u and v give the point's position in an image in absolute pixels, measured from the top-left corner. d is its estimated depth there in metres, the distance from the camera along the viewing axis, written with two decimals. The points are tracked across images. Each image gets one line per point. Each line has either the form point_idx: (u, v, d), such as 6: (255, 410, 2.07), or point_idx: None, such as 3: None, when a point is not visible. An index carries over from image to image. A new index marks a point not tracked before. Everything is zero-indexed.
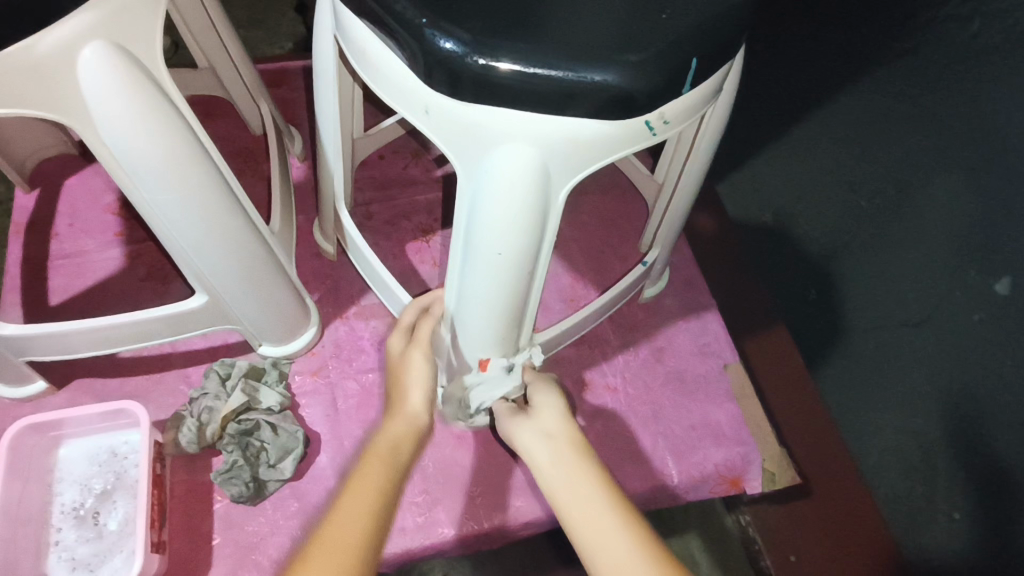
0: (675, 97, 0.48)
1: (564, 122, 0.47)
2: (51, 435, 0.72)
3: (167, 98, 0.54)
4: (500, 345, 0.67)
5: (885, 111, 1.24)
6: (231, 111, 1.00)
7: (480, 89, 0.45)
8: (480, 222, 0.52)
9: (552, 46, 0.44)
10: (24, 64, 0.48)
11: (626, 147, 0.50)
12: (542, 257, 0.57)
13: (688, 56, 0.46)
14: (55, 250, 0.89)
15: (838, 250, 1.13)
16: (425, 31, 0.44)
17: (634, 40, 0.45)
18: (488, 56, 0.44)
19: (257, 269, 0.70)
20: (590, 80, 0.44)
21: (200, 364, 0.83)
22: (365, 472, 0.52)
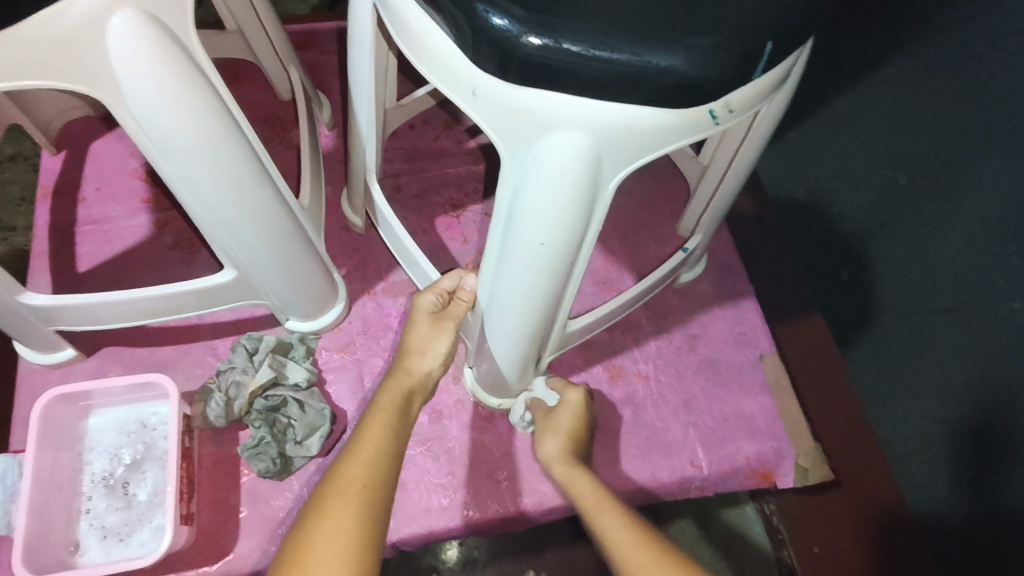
0: (744, 84, 0.45)
1: (622, 109, 0.43)
2: (82, 405, 0.72)
3: (198, 69, 0.51)
4: (533, 335, 0.66)
5: (936, 81, 1.07)
6: (259, 74, 0.97)
7: (531, 71, 0.42)
8: (522, 211, 0.49)
9: (614, 25, 0.41)
10: (51, 34, 0.46)
11: (686, 137, 0.46)
12: (584, 249, 0.54)
13: (762, 40, 0.42)
14: (82, 215, 0.88)
15: (874, 228, 1.00)
16: (477, 6, 0.41)
17: (702, 20, 0.41)
18: (545, 36, 0.40)
19: (287, 245, 0.68)
20: (653, 65, 0.41)
21: (227, 336, 0.83)
22: (380, 409, 0.63)
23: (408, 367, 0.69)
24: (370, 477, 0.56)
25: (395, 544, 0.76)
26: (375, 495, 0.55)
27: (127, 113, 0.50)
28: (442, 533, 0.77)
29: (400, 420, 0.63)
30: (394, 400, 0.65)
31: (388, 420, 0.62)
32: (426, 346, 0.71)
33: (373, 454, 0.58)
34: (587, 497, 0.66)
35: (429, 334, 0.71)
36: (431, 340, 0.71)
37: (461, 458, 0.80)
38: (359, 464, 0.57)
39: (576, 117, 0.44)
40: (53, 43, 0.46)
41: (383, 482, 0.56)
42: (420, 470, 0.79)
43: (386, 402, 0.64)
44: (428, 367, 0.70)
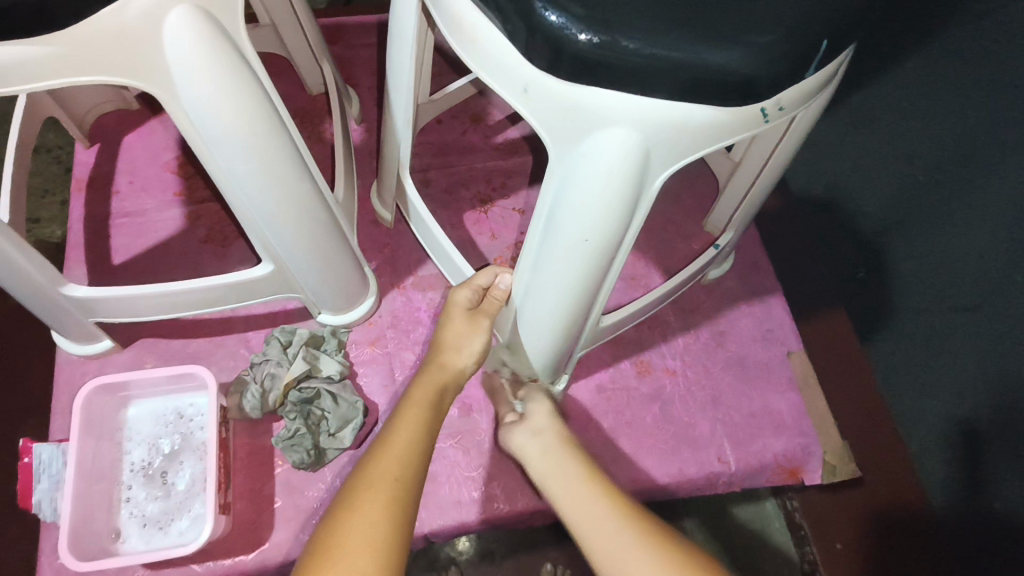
0: (796, 82, 0.45)
1: (675, 107, 0.44)
2: (121, 395, 0.74)
3: (247, 65, 0.52)
4: (567, 331, 0.66)
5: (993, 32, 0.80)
6: (289, 68, 0.98)
7: (585, 67, 0.42)
8: (566, 207, 0.50)
9: (672, 23, 0.41)
10: (109, 30, 0.46)
11: (735, 135, 0.47)
12: (625, 246, 0.55)
13: (818, 38, 0.42)
14: (116, 208, 0.89)
15: (892, 225, 0.91)
16: (535, 5, 0.41)
17: (761, 17, 0.41)
18: (603, 34, 0.40)
19: (321, 239, 0.69)
20: (711, 62, 0.41)
21: (259, 329, 0.84)
22: (411, 404, 0.64)
23: (443, 363, 0.70)
24: (401, 471, 0.56)
25: (426, 535, 0.78)
26: (405, 488, 0.55)
27: (178, 109, 0.51)
28: (473, 524, 0.78)
29: (433, 415, 0.64)
30: (428, 395, 0.65)
31: (420, 415, 0.63)
32: (461, 342, 0.71)
33: (405, 450, 0.58)
34: (570, 480, 0.64)
35: (465, 327, 0.72)
36: (467, 335, 0.72)
37: (491, 452, 0.81)
38: (390, 458, 0.57)
39: (629, 115, 0.44)
40: (110, 40, 0.47)
41: (414, 477, 0.57)
42: (451, 463, 0.80)
43: (419, 397, 0.65)
44: (465, 363, 0.71)
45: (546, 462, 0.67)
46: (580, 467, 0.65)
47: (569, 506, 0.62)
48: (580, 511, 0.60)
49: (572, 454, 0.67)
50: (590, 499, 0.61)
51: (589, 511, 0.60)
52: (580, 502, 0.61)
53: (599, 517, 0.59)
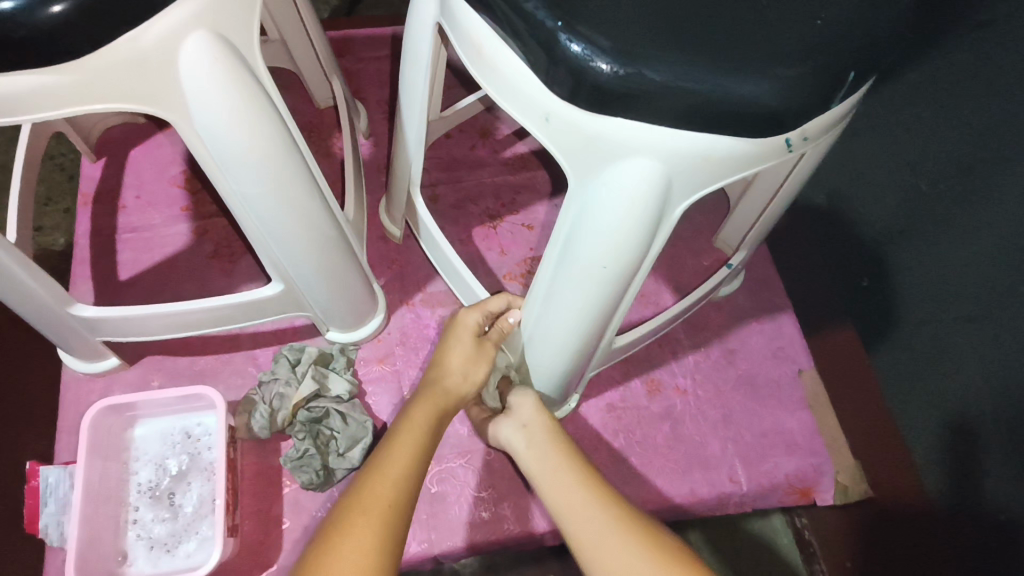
0: (821, 112, 0.44)
1: (698, 138, 0.43)
2: (128, 414, 0.73)
3: (263, 90, 0.51)
4: (579, 353, 0.65)
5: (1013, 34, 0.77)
6: (297, 83, 0.97)
7: (607, 98, 0.42)
8: (584, 234, 0.49)
9: (699, 55, 0.40)
10: (126, 57, 0.45)
11: (757, 164, 0.46)
12: (643, 271, 0.54)
13: (847, 69, 0.42)
14: (123, 223, 0.88)
15: (893, 235, 0.89)
16: (559, 36, 0.40)
17: (789, 49, 0.41)
18: (628, 66, 0.40)
19: (332, 257, 0.68)
20: (737, 95, 0.40)
21: (267, 347, 0.83)
22: (408, 423, 0.62)
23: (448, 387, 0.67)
24: (394, 496, 0.54)
25: (436, 556, 0.77)
26: (396, 514, 0.53)
27: (193, 133, 0.51)
28: (483, 545, 0.77)
29: (431, 438, 0.61)
30: (427, 412, 0.63)
31: (419, 437, 0.60)
32: (468, 367, 0.69)
33: (400, 471, 0.56)
34: (564, 484, 0.59)
35: (472, 348, 0.70)
36: (470, 358, 0.70)
37: (501, 471, 0.80)
38: (384, 479, 0.55)
39: (651, 145, 0.44)
40: (125, 68, 0.46)
41: (406, 502, 0.54)
42: (461, 483, 0.79)
43: (419, 417, 0.63)
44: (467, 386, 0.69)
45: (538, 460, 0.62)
46: (571, 457, 0.61)
47: (551, 494, 0.59)
48: (574, 517, 0.56)
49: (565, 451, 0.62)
50: (585, 506, 0.56)
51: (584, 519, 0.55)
52: (574, 509, 0.56)
53: (593, 523, 0.55)
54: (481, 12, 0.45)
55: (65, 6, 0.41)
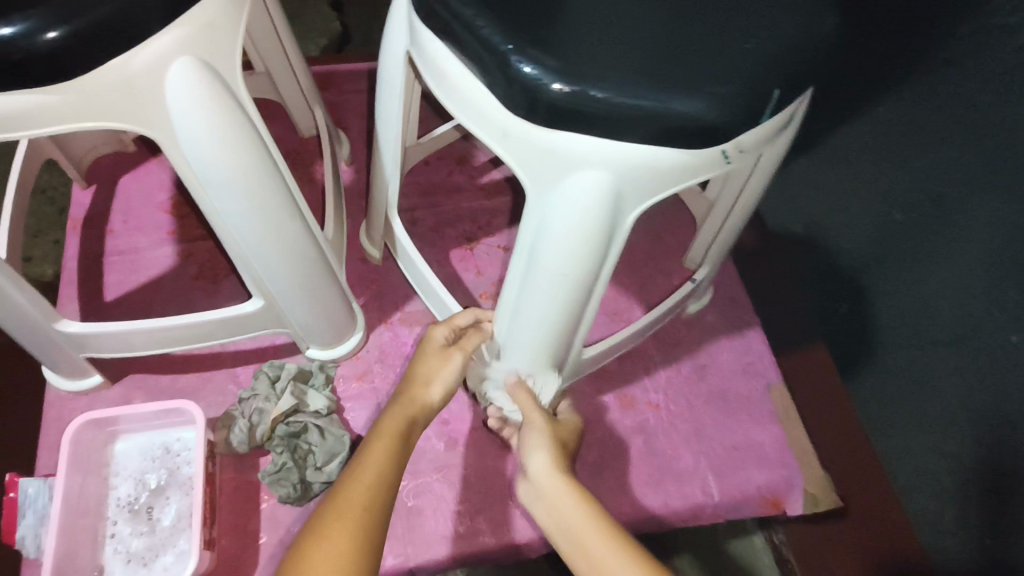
0: (753, 127, 0.48)
1: (643, 151, 0.47)
2: (109, 430, 0.74)
3: (244, 112, 0.55)
4: (549, 362, 0.68)
5: (1000, 46, 0.80)
6: (283, 113, 1.02)
7: (559, 113, 0.46)
8: (543, 239, 0.53)
9: (638, 75, 0.44)
10: (116, 81, 0.49)
11: (699, 175, 0.50)
12: (602, 278, 0.57)
13: (771, 87, 0.46)
14: (110, 247, 0.91)
15: (875, 262, 0.92)
16: (511, 58, 0.45)
17: (718, 70, 0.45)
18: (573, 84, 0.44)
19: (311, 275, 0.71)
20: (672, 110, 0.44)
21: (248, 365, 0.85)
22: (379, 436, 0.62)
23: (414, 395, 0.68)
24: (368, 506, 0.55)
25: (413, 570, 0.78)
26: (371, 526, 0.54)
27: (178, 153, 0.54)
28: (459, 559, 0.78)
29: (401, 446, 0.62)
30: (396, 428, 0.64)
31: (389, 448, 0.61)
32: (434, 377, 0.70)
33: (373, 483, 0.57)
34: (586, 540, 0.55)
35: (439, 358, 0.72)
36: (442, 365, 0.71)
37: (477, 486, 0.82)
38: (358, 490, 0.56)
39: (601, 157, 0.48)
40: (113, 90, 0.49)
41: (381, 512, 0.56)
42: (438, 497, 0.81)
43: (389, 429, 0.63)
44: (434, 394, 0.69)
45: (567, 528, 0.56)
46: (600, 526, 0.55)
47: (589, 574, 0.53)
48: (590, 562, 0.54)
49: (577, 494, 0.58)
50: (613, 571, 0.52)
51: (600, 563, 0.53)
52: (587, 555, 0.54)
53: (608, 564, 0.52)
54: (444, 39, 0.49)
55: (60, 32, 0.45)
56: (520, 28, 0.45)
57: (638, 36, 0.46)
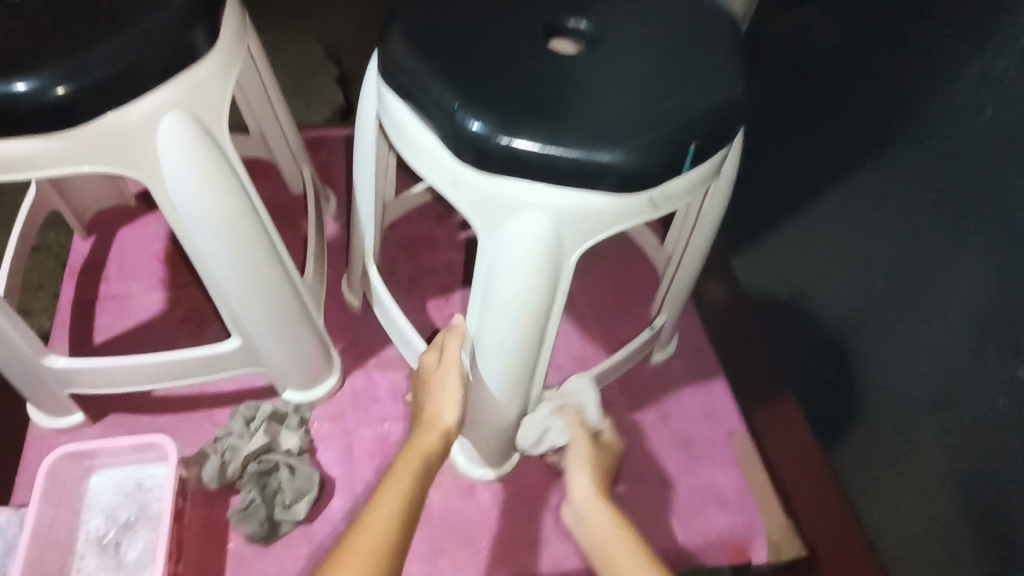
0: (675, 176, 0.55)
1: (577, 196, 0.53)
2: (86, 464, 0.77)
3: (227, 160, 0.61)
4: (510, 400, 0.72)
5: (935, 112, 0.69)
6: (276, 173, 1.09)
7: (504, 162, 0.52)
8: (498, 273, 0.57)
9: (568, 129, 0.51)
10: (112, 131, 0.55)
11: (631, 219, 0.56)
12: (554, 316, 0.62)
13: (687, 142, 0.53)
14: (103, 292, 0.96)
15: (860, 320, 0.82)
16: (459, 112, 0.52)
17: (639, 126, 0.52)
18: (511, 135, 0.50)
19: (287, 315, 0.76)
20: (600, 159, 0.50)
21: (226, 405, 0.88)
22: (394, 476, 0.64)
23: (428, 427, 0.71)
24: (378, 554, 0.57)
25: None
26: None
27: (165, 196, 0.60)
28: None
29: (417, 487, 0.64)
30: (409, 472, 0.65)
31: (403, 491, 0.62)
32: (442, 403, 0.73)
33: (384, 529, 0.59)
34: (626, 570, 0.60)
35: (438, 380, 0.74)
36: (439, 388, 0.73)
37: (442, 527, 0.83)
38: (368, 536, 0.58)
39: (540, 202, 0.53)
40: (110, 139, 0.56)
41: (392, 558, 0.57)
42: None
43: (402, 469, 0.65)
44: (446, 416, 0.72)
45: (604, 547, 0.63)
46: (638, 555, 0.61)
47: None
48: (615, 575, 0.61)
49: (619, 521, 0.65)
50: None
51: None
52: (617, 568, 0.61)
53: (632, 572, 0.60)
54: (404, 100, 0.56)
55: (67, 87, 0.51)
56: (470, 91, 0.53)
57: (569, 98, 0.53)
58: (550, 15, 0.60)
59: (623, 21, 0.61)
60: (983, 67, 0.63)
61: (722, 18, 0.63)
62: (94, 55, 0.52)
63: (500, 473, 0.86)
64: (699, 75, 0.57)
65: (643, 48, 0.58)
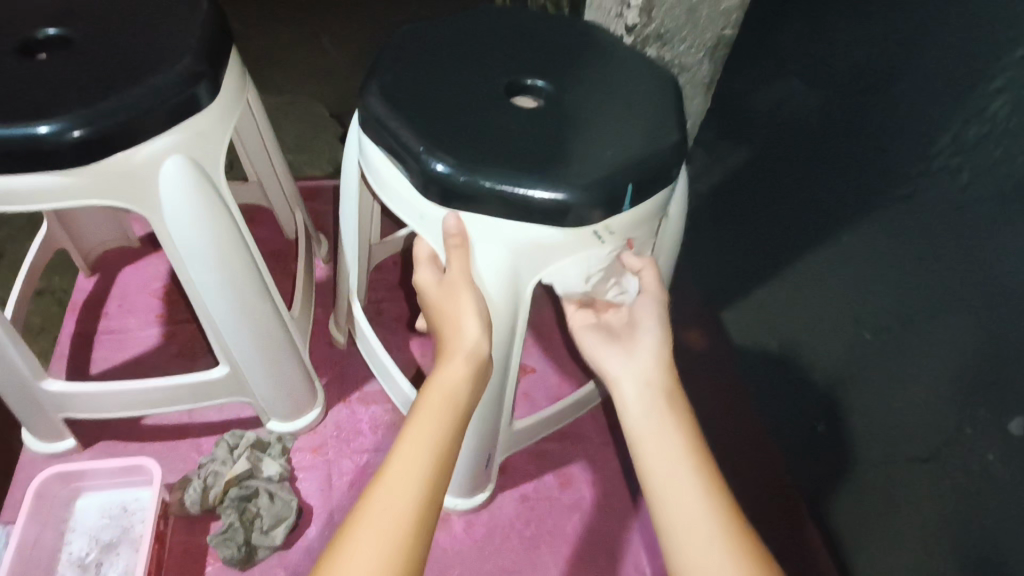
0: (618, 213, 0.61)
1: (528, 228, 0.59)
2: (73, 487, 0.80)
3: (221, 198, 0.68)
4: (479, 432, 0.76)
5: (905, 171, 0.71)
6: (272, 219, 1.17)
7: (466, 197, 0.58)
8: (471, 255, 0.61)
9: (518, 168, 0.58)
10: (121, 170, 0.63)
11: (580, 250, 0.62)
12: (516, 345, 0.67)
13: (625, 182, 0.59)
14: (103, 327, 1.02)
15: (844, 380, 0.86)
16: (423, 155, 0.59)
17: (580, 167, 0.59)
18: (468, 173, 0.57)
19: (274, 346, 0.81)
20: (547, 195, 0.57)
21: (212, 434, 0.92)
22: (423, 411, 0.54)
23: (450, 352, 0.58)
24: (416, 494, 0.48)
25: None
26: (420, 516, 0.47)
27: (164, 229, 0.67)
28: None
29: (451, 423, 0.54)
30: (439, 414, 0.54)
31: (444, 422, 0.53)
32: (458, 319, 0.59)
33: (418, 469, 0.50)
34: (678, 471, 0.52)
35: (445, 300, 0.61)
36: (456, 308, 0.60)
37: None
38: (396, 479, 0.49)
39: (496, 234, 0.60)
40: (119, 177, 0.63)
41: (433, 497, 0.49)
42: None
43: (432, 404, 0.54)
44: (469, 337, 0.59)
45: (647, 434, 0.55)
46: (694, 455, 0.54)
47: (661, 490, 0.52)
48: (655, 459, 0.54)
49: (669, 383, 0.58)
50: (699, 500, 0.51)
51: (669, 453, 0.54)
52: (658, 432, 0.55)
53: (679, 479, 0.52)
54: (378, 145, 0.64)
55: (83, 131, 0.58)
56: (437, 141, 0.60)
57: (520, 143, 0.60)
58: (509, 77, 0.69)
59: (575, 83, 0.69)
60: (958, 133, 0.64)
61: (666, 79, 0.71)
62: (108, 104, 0.60)
63: (471, 505, 0.89)
64: (636, 126, 0.64)
65: (591, 105, 0.67)
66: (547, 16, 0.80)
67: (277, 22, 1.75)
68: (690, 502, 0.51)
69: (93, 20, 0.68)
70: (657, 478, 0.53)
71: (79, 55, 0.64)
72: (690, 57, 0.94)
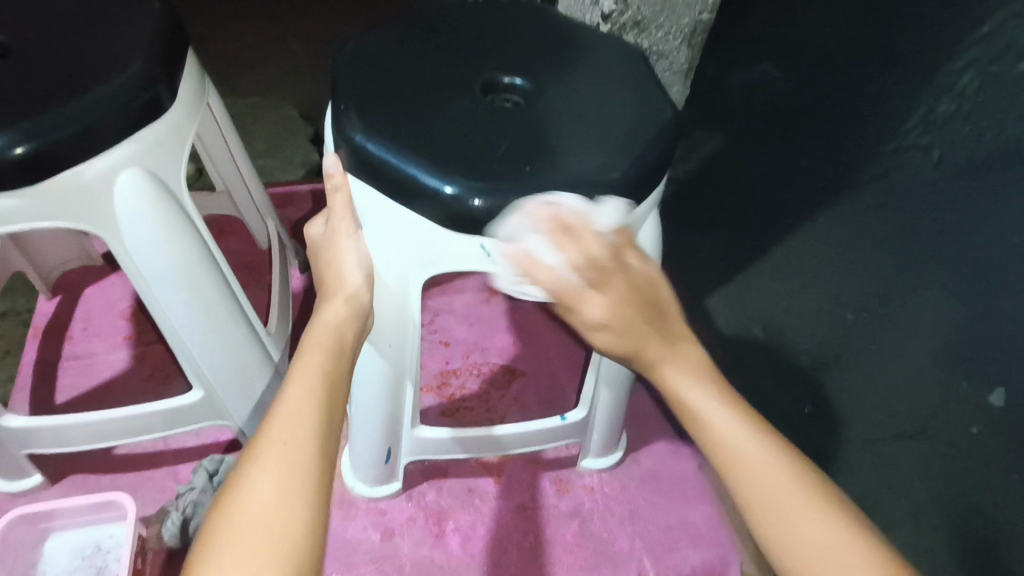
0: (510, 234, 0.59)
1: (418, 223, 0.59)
2: (41, 527, 0.75)
3: (182, 213, 0.63)
4: (374, 429, 0.77)
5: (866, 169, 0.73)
6: (243, 229, 1.12)
7: (372, 167, 0.58)
8: (352, 196, 0.62)
9: (426, 152, 0.57)
10: (69, 188, 0.58)
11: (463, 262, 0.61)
12: (413, 337, 0.67)
13: (519, 202, 0.56)
14: (66, 352, 0.96)
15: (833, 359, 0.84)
16: (341, 112, 0.60)
17: (490, 168, 0.57)
18: (372, 141, 0.57)
19: (249, 367, 0.76)
20: (440, 188, 0.56)
21: (189, 460, 0.87)
22: (308, 352, 0.53)
23: (330, 297, 0.60)
24: (317, 423, 0.47)
25: None
26: (321, 442, 0.47)
27: (122, 249, 0.62)
28: None
29: (340, 357, 0.54)
30: (322, 348, 0.54)
31: (329, 360, 0.53)
32: (339, 267, 0.61)
33: (310, 399, 0.49)
34: (758, 463, 0.50)
35: (330, 249, 0.62)
36: (335, 253, 0.62)
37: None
38: (289, 409, 0.48)
39: (396, 219, 0.60)
40: (68, 195, 0.58)
41: (335, 425, 0.49)
42: None
43: (317, 346, 0.54)
44: (350, 282, 0.60)
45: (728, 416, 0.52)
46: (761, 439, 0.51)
47: (745, 479, 0.50)
48: (751, 475, 0.50)
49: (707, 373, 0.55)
50: (793, 488, 0.49)
51: (744, 453, 0.50)
52: (743, 445, 0.51)
53: (782, 490, 0.49)
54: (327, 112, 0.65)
55: (26, 148, 0.53)
56: (368, 113, 0.59)
57: (452, 131, 0.60)
58: (485, 74, 0.66)
59: (557, 83, 0.67)
60: (930, 110, 0.64)
61: (645, 72, 0.69)
62: (50, 116, 0.54)
63: (375, 493, 0.87)
64: (598, 137, 0.61)
65: (569, 109, 0.64)
66: (525, 7, 0.76)
67: (244, 23, 1.69)
68: (786, 493, 0.49)
69: (35, 24, 0.63)
70: (742, 479, 0.50)
71: (17, 65, 0.59)
72: (668, 44, 0.90)
